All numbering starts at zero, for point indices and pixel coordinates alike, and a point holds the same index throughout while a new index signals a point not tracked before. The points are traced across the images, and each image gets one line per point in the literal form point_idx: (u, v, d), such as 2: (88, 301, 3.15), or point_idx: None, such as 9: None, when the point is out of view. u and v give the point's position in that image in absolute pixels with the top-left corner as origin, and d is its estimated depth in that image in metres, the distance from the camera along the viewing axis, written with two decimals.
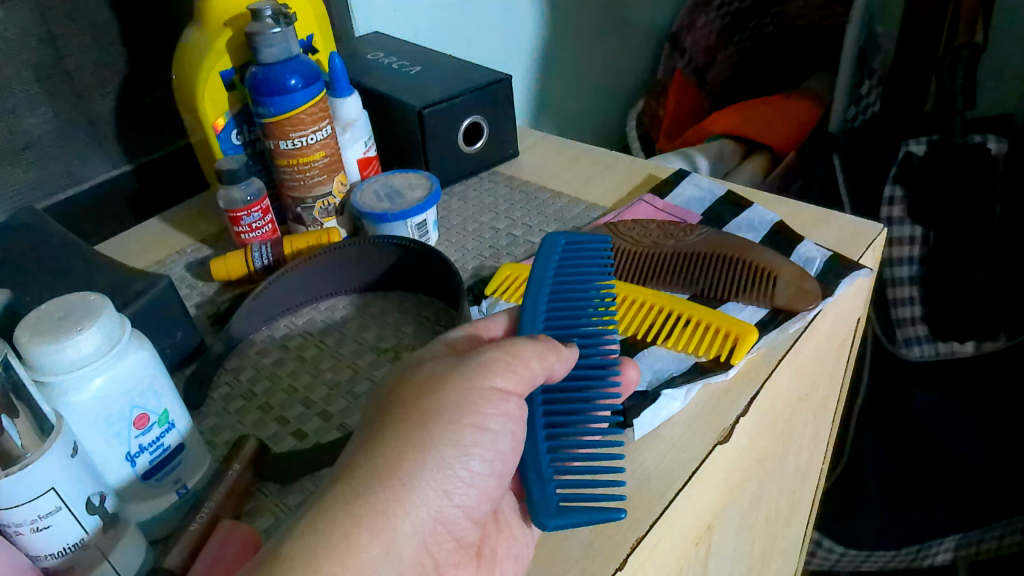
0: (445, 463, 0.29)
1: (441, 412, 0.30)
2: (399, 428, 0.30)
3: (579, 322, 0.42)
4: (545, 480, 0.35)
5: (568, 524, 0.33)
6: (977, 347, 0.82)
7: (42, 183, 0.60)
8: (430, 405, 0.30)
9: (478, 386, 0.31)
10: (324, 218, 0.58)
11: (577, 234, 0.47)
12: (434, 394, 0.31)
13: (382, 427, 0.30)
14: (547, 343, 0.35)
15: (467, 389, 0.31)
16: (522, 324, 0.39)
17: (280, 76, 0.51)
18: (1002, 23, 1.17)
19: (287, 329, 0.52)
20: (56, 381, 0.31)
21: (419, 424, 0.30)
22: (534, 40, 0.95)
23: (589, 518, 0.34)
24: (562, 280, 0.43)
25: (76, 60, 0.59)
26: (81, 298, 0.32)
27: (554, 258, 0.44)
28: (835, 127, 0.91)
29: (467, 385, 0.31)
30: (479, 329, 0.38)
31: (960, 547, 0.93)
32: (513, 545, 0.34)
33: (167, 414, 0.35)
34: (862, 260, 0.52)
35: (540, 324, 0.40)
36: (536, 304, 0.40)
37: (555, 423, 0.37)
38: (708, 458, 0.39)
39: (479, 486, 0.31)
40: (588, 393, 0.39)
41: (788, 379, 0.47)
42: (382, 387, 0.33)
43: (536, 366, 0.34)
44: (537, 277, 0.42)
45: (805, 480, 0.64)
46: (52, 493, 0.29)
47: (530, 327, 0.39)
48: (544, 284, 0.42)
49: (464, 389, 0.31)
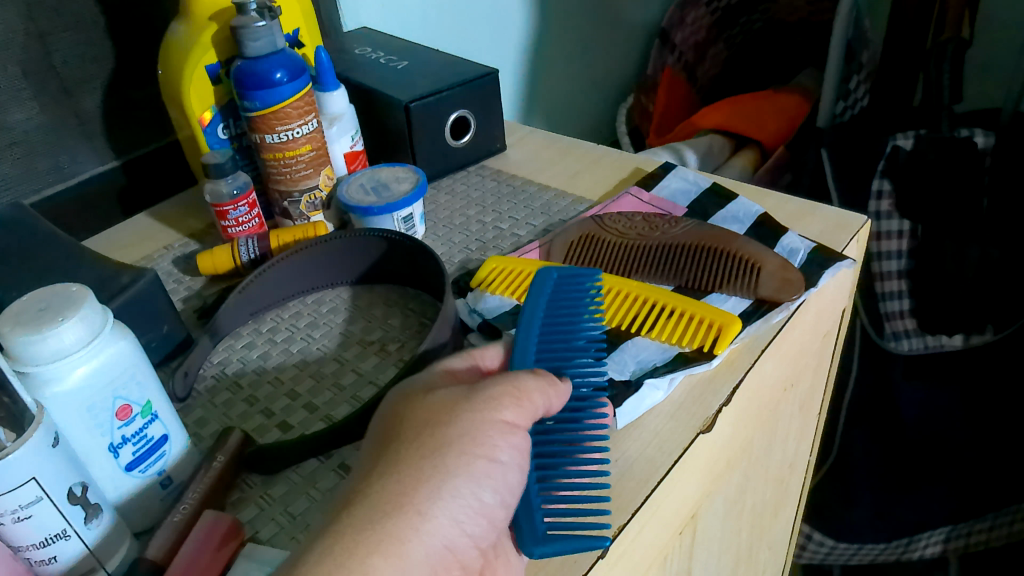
0: (458, 493, 0.29)
1: (453, 442, 0.30)
2: (412, 454, 0.30)
3: (569, 349, 0.42)
4: (534, 504, 0.34)
5: (554, 552, 0.33)
6: (965, 340, 0.83)
7: (30, 178, 0.60)
8: (443, 436, 0.30)
9: (487, 419, 0.31)
10: (311, 212, 0.58)
11: (569, 267, 0.47)
12: (445, 423, 0.31)
13: (388, 449, 0.30)
14: (545, 377, 0.35)
15: (478, 420, 0.31)
16: (514, 358, 0.39)
17: (266, 69, 0.51)
18: (989, 21, 1.18)
19: (273, 323, 0.51)
20: (37, 372, 0.31)
21: (431, 452, 0.30)
22: (523, 34, 0.95)
23: (573, 547, 0.33)
24: (554, 309, 0.43)
25: (63, 56, 0.59)
26: (63, 289, 0.32)
27: (547, 288, 0.44)
28: (824, 123, 0.91)
29: (477, 417, 0.31)
30: (476, 358, 0.38)
31: (949, 539, 0.94)
32: (511, 570, 0.33)
33: (150, 405, 0.35)
34: (846, 251, 0.53)
35: (532, 356, 0.40)
36: (527, 336, 0.40)
37: (544, 457, 0.37)
38: (690, 447, 0.40)
39: (488, 514, 0.30)
40: (578, 423, 0.39)
41: (771, 369, 0.47)
42: (386, 408, 0.33)
43: (537, 400, 0.34)
44: (529, 306, 0.42)
45: (790, 470, 0.65)
46: (33, 482, 0.29)
47: (522, 360, 0.39)
48: (536, 314, 0.42)
49: (474, 421, 0.31)
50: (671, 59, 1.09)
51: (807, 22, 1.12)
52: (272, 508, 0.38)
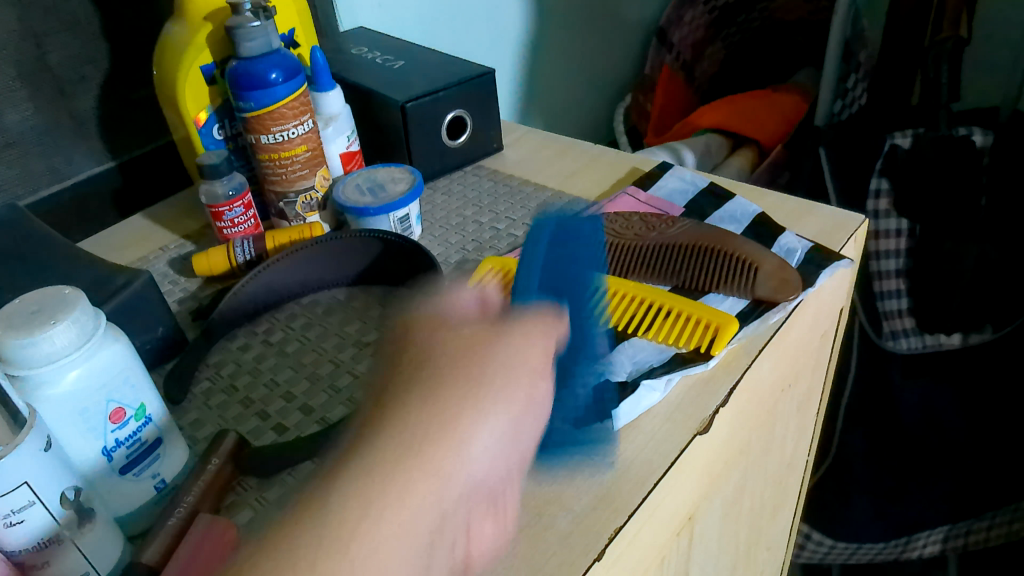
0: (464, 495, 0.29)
1: (490, 377, 0.31)
2: (448, 385, 0.31)
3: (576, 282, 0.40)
4: (545, 451, 0.37)
5: (553, 463, 0.38)
6: (964, 339, 0.83)
7: (25, 180, 0.60)
8: (479, 371, 0.31)
9: (518, 352, 0.32)
10: (307, 213, 0.58)
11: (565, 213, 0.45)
12: (480, 359, 0.31)
13: (420, 368, 0.32)
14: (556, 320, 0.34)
15: (511, 354, 0.32)
16: (517, 292, 0.37)
17: (261, 69, 0.51)
18: (987, 21, 1.18)
19: (268, 325, 0.51)
20: (29, 375, 0.31)
21: (469, 385, 0.31)
22: (521, 33, 0.95)
23: (566, 465, 0.38)
24: (556, 246, 0.41)
25: (57, 56, 0.58)
26: (56, 291, 0.32)
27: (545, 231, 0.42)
28: (821, 122, 0.92)
29: (510, 351, 0.32)
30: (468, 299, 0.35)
31: (947, 538, 0.94)
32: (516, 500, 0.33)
33: (144, 408, 0.35)
34: (844, 250, 0.53)
35: (535, 290, 0.37)
36: (528, 273, 0.39)
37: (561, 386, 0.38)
38: (687, 448, 0.40)
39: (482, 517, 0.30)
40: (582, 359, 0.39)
41: (769, 370, 0.47)
42: (414, 336, 0.34)
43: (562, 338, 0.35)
44: (528, 250, 0.40)
45: (788, 470, 0.64)
46: (25, 487, 0.29)
47: (525, 294, 0.37)
48: (538, 256, 0.40)
49: (509, 354, 0.32)
50: (670, 58, 1.09)
51: (806, 20, 1.11)
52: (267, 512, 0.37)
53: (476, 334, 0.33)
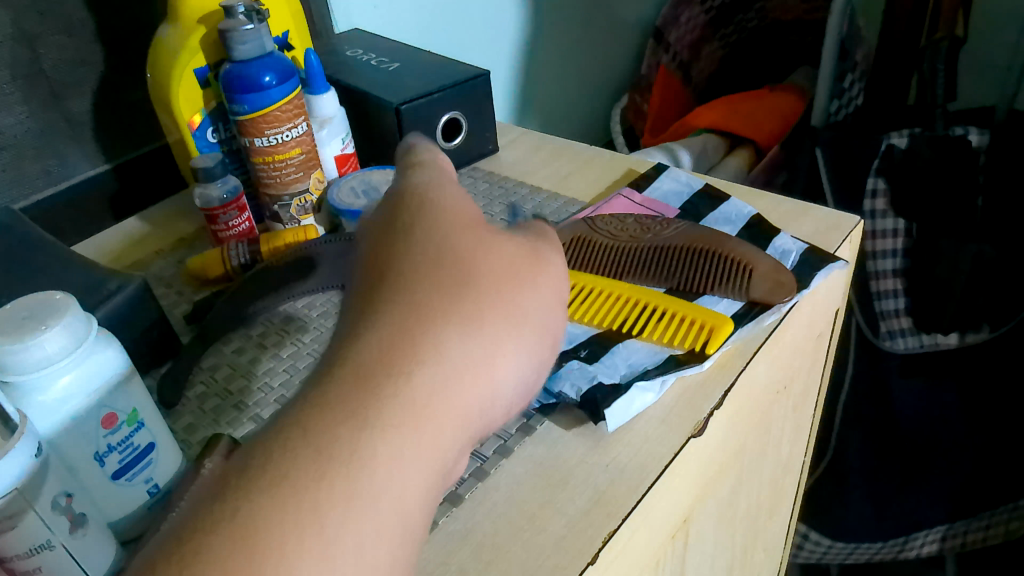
0: None
1: (522, 302, 0.29)
2: (484, 298, 0.27)
3: None
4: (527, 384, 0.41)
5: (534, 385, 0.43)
6: (961, 338, 0.83)
7: (19, 184, 0.60)
8: (513, 290, 0.29)
9: (542, 282, 0.30)
10: (301, 215, 0.58)
11: None
12: (511, 280, 0.29)
13: (447, 264, 0.27)
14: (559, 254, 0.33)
15: (537, 284, 0.30)
16: None
17: (255, 73, 0.51)
18: (983, 21, 1.18)
19: (263, 327, 0.51)
20: (21, 382, 0.31)
21: (502, 302, 0.28)
22: (517, 34, 0.95)
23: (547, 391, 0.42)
24: None
25: (52, 60, 0.58)
26: (47, 297, 0.32)
27: None
28: (818, 122, 0.91)
29: (535, 280, 0.30)
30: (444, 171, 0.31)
31: (945, 538, 0.94)
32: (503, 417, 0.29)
33: (137, 413, 0.35)
34: (839, 252, 0.53)
35: None
36: None
37: None
38: (682, 451, 0.39)
39: None
40: None
41: (764, 372, 0.47)
42: (434, 224, 0.28)
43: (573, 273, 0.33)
44: None
45: (784, 472, 0.64)
46: (16, 493, 0.29)
47: None
48: None
49: (534, 283, 0.30)
50: (666, 58, 1.09)
51: (802, 20, 1.10)
52: None
53: (503, 258, 0.29)
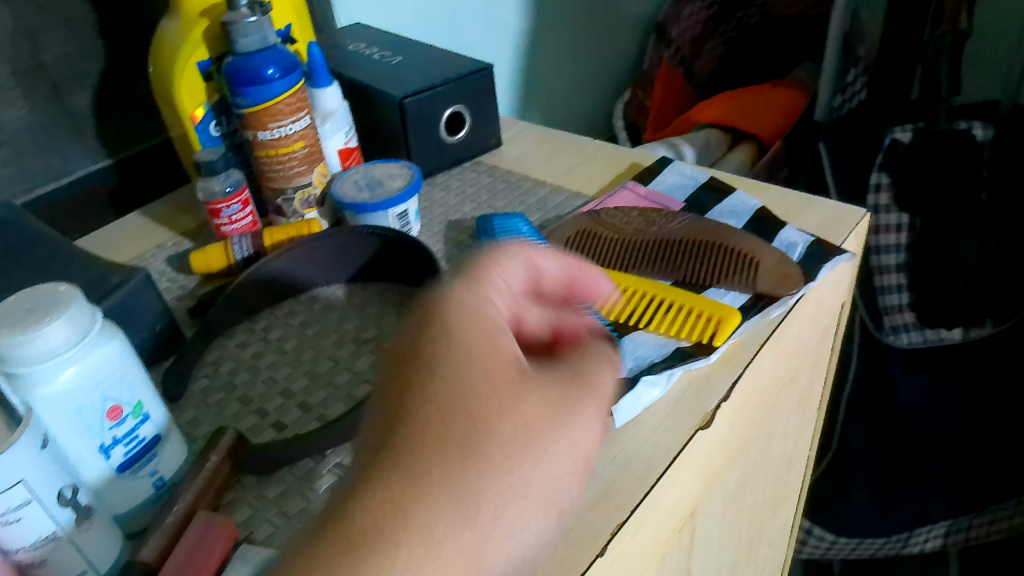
0: None
1: (546, 440, 0.29)
2: (505, 440, 0.28)
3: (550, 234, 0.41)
4: None
5: None
6: (964, 333, 0.83)
7: (21, 178, 0.60)
8: (538, 433, 0.29)
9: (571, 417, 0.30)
10: (305, 209, 0.57)
11: None
12: (539, 418, 0.29)
13: (470, 409, 0.28)
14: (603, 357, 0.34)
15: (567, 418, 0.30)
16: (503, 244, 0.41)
17: (257, 65, 0.50)
18: (984, 15, 1.18)
19: (267, 322, 0.51)
20: (24, 373, 0.30)
21: (527, 450, 0.28)
22: (518, 29, 0.94)
23: None
24: None
25: (53, 54, 0.58)
26: (51, 289, 0.32)
27: None
28: (821, 116, 0.90)
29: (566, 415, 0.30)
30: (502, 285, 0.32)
31: (948, 533, 0.93)
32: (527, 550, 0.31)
33: (141, 405, 0.35)
34: (845, 245, 0.52)
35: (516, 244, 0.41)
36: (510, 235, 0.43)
37: None
38: (689, 443, 0.39)
39: None
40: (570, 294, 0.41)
41: (769, 366, 0.47)
42: (465, 366, 0.29)
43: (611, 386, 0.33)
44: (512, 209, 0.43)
45: (789, 466, 0.64)
46: (21, 485, 0.28)
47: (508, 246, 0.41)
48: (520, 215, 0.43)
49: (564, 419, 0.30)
50: (668, 53, 1.09)
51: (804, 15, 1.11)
52: (267, 509, 0.37)
53: (529, 407, 0.29)
